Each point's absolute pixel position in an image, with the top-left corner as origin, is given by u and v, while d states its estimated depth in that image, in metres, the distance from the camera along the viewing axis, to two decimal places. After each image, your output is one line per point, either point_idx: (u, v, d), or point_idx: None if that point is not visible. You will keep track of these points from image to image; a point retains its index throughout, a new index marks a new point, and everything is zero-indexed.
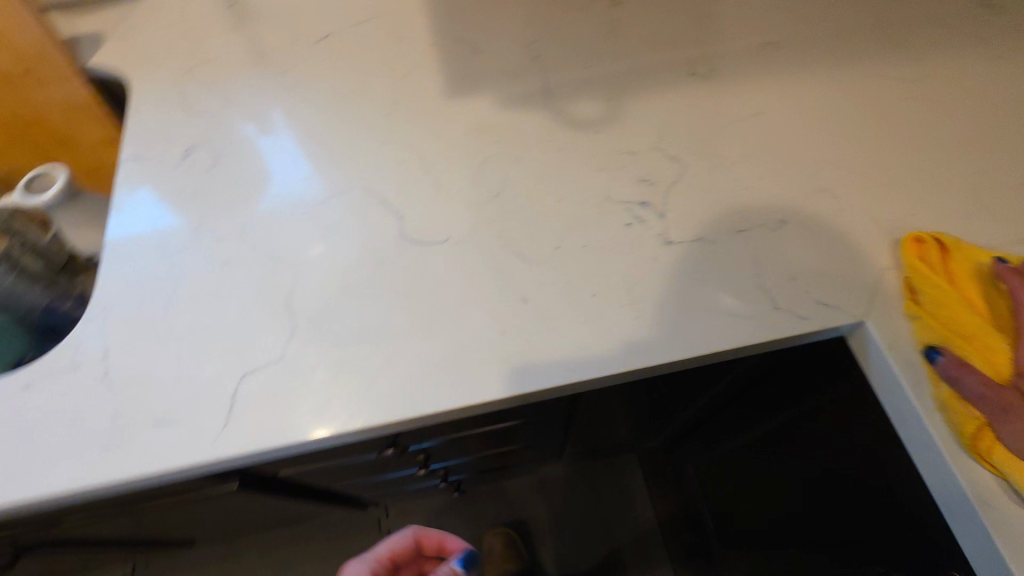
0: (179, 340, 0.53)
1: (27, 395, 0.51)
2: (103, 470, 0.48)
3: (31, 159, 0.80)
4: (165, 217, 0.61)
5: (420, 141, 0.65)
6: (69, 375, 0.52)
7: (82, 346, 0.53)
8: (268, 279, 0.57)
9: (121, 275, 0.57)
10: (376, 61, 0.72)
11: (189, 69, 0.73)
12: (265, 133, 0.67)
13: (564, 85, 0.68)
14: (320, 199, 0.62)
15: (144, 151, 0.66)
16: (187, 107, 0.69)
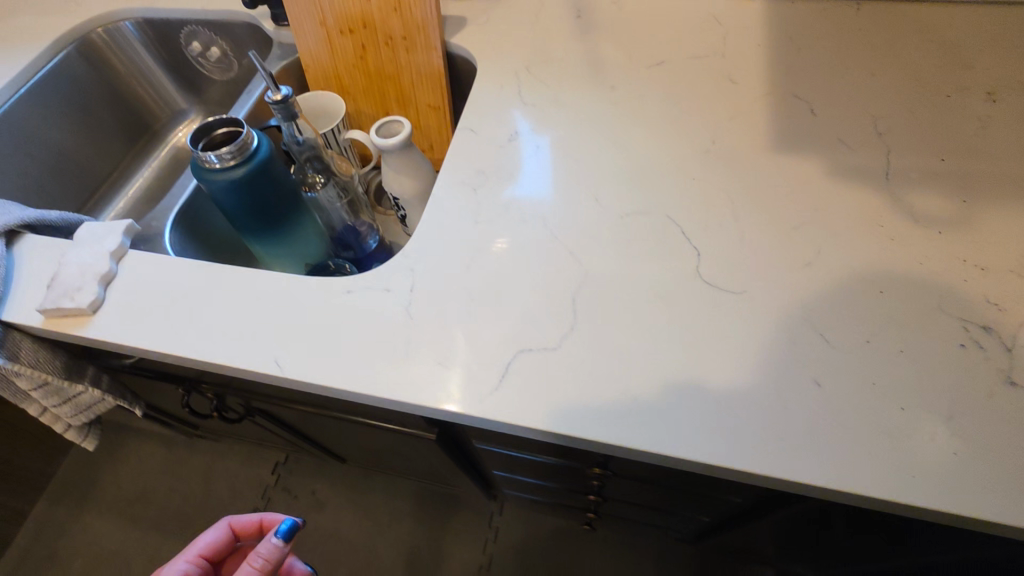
0: (473, 299, 0.59)
1: (347, 300, 0.60)
2: (389, 386, 0.54)
3: (373, 107, 0.95)
4: (482, 187, 0.68)
5: (733, 186, 0.63)
6: (381, 296, 0.60)
7: (395, 275, 0.61)
8: (559, 271, 0.59)
9: (437, 226, 0.65)
10: (703, 97, 0.72)
11: (529, 64, 0.80)
12: (582, 138, 0.71)
13: (908, 171, 0.62)
14: (621, 212, 0.63)
15: (478, 125, 0.74)
16: (520, 97, 0.77)
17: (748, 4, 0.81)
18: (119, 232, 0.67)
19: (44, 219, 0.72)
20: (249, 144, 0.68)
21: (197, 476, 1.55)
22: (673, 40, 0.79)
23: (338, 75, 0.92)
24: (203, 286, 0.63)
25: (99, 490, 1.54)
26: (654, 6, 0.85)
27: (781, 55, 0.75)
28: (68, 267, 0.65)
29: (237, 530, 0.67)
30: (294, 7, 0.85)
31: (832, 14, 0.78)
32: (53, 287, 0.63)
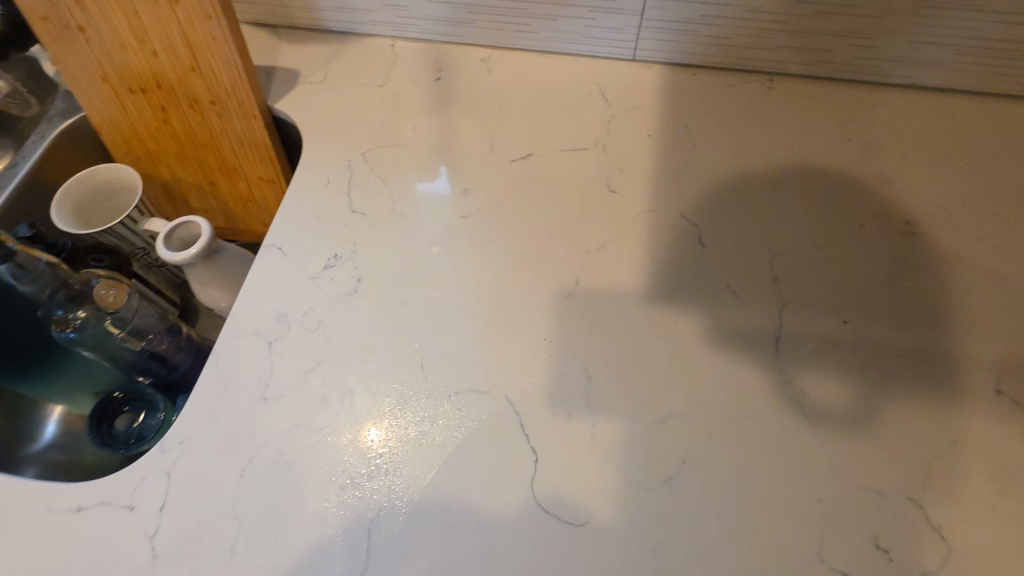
0: (240, 525, 0.45)
1: (73, 525, 0.46)
2: None
3: (194, 175, 0.76)
4: (280, 340, 0.53)
5: (592, 353, 0.50)
6: (119, 520, 0.46)
7: (143, 484, 0.47)
8: (359, 484, 0.46)
9: (211, 403, 0.50)
10: (573, 212, 0.58)
11: (367, 149, 0.63)
12: (419, 268, 0.56)
13: (803, 336, 0.50)
14: (450, 391, 0.50)
15: (289, 242, 0.58)
16: (350, 201, 0.60)
17: (643, 75, 0.67)
18: None
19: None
20: None
21: None
22: (547, 124, 0.64)
23: (141, 139, 0.73)
24: None
25: None
26: (532, 68, 0.69)
27: (670, 154, 0.61)
28: None
29: None
30: (62, 59, 0.65)
31: (739, 95, 0.64)
32: None
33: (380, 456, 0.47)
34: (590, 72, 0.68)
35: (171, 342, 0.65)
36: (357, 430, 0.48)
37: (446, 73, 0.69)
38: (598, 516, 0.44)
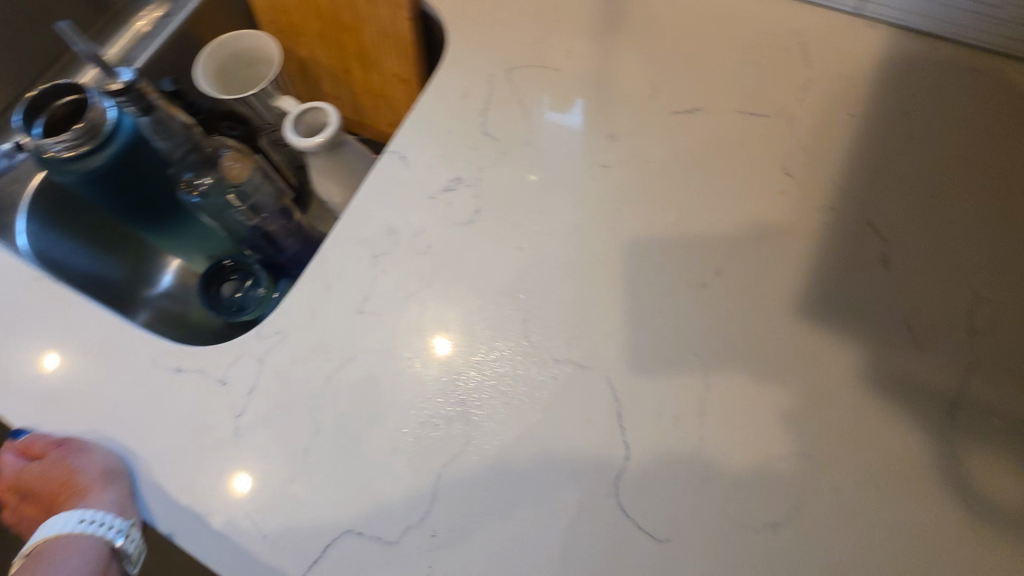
0: (317, 431, 0.45)
1: (171, 384, 0.48)
2: (189, 527, 0.43)
3: (330, 57, 0.73)
4: (387, 255, 0.50)
5: (716, 359, 0.44)
6: (211, 391, 0.47)
7: (237, 364, 0.48)
8: (437, 425, 0.44)
9: (309, 304, 0.49)
10: (732, 187, 0.49)
11: (514, 65, 0.56)
12: (542, 215, 0.50)
13: (985, 410, 0.40)
14: (546, 357, 0.45)
15: (414, 153, 0.54)
16: (484, 121, 0.54)
17: (861, 37, 0.53)
18: None
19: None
20: (101, 122, 0.52)
21: None
22: (729, 75, 0.53)
23: (287, 10, 0.70)
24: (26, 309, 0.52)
25: None
26: (723, 2, 0.57)
27: (873, 144, 0.49)
28: None
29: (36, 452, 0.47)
30: None
31: (985, 87, 0.50)
32: None
33: (463, 401, 0.45)
34: (793, 21, 0.55)
35: (280, 227, 0.65)
36: (478, 370, 0.45)
37: None
38: (682, 540, 0.39)
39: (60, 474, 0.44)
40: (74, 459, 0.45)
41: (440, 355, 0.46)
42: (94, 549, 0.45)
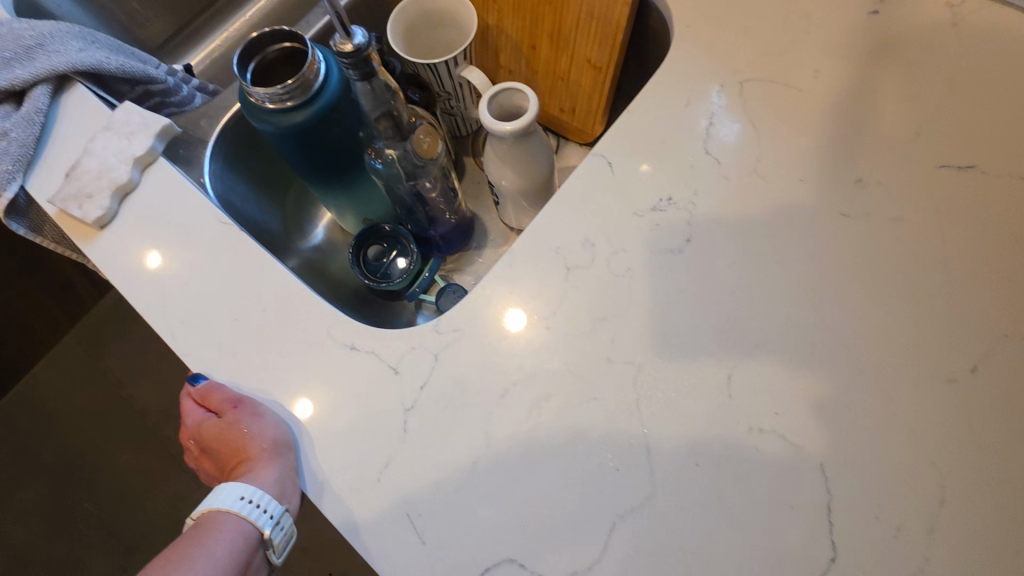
0: (486, 445, 0.43)
1: (344, 361, 0.47)
2: (349, 513, 0.43)
3: (519, 31, 0.69)
4: (581, 269, 0.46)
5: (955, 471, 0.38)
6: (383, 377, 0.46)
7: (412, 354, 0.46)
8: (616, 471, 0.41)
9: (492, 308, 0.46)
10: (1004, 270, 0.42)
11: (749, 79, 0.50)
12: (762, 259, 0.45)
13: None
14: (750, 423, 0.41)
15: (622, 161, 0.49)
16: (706, 137, 0.49)
17: None
18: (151, 134, 0.56)
19: (150, 81, 0.68)
20: (313, 79, 0.51)
21: (158, 365, 1.73)
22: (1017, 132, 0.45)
23: None
24: (211, 252, 0.53)
25: (131, 334, 1.77)
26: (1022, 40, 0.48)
27: None
28: (88, 156, 0.56)
29: (209, 404, 0.46)
30: None
31: None
32: (69, 178, 0.55)
33: (648, 449, 0.41)
34: None
35: (440, 188, 0.63)
36: (668, 418, 0.41)
37: (891, 6, 0.50)
38: None
39: (234, 435, 0.44)
40: (248, 423, 0.44)
41: (529, 340, 0.45)
42: (245, 537, 0.43)
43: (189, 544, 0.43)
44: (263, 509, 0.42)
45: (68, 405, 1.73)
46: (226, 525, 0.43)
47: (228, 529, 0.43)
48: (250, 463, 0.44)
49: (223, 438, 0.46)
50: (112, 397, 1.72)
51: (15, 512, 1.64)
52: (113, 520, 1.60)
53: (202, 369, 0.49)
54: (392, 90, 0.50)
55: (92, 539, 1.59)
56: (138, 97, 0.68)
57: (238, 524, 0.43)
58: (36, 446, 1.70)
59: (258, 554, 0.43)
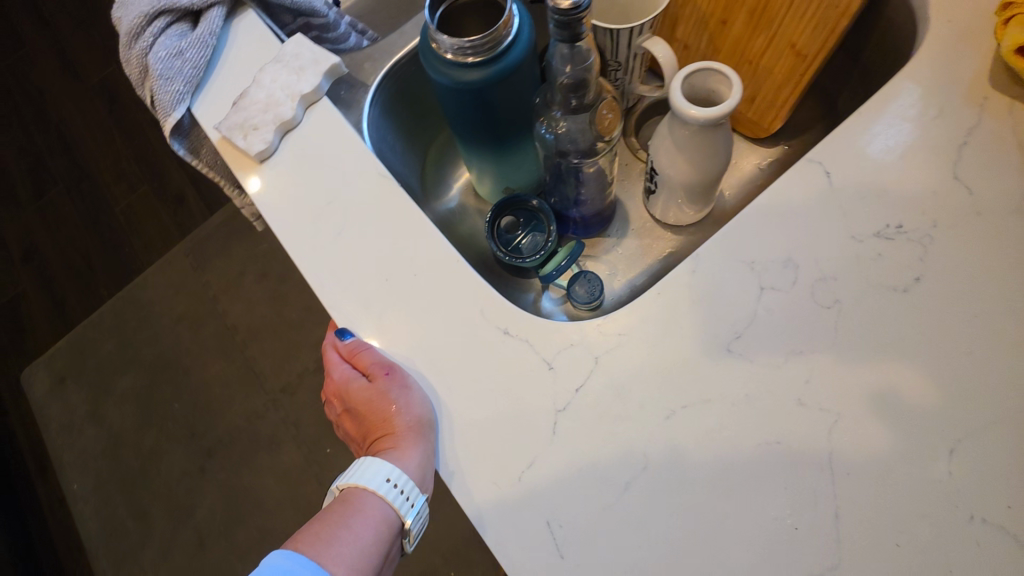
0: (643, 467, 0.39)
1: (496, 345, 0.44)
2: (483, 505, 0.40)
3: (711, 3, 0.61)
4: (779, 292, 0.41)
5: None
6: (536, 371, 0.42)
7: (570, 351, 0.42)
8: (794, 530, 0.36)
9: (667, 317, 0.42)
10: None
11: (1022, 94, 0.42)
12: (1013, 318, 0.37)
13: None
14: (971, 510, 0.35)
15: (844, 172, 0.42)
16: (955, 160, 0.41)
17: None
18: (320, 72, 0.54)
19: (311, 13, 0.62)
20: (503, 39, 0.47)
21: (251, 288, 1.82)
22: None
23: None
24: (368, 205, 0.51)
25: (232, 255, 1.86)
26: None
27: None
28: (257, 86, 0.55)
29: (360, 365, 0.45)
30: None
31: None
32: (236, 107, 0.55)
33: (837, 514, 0.36)
34: None
35: (601, 167, 0.57)
36: (865, 482, 0.36)
37: None
38: None
39: (383, 404, 0.43)
40: (396, 395, 0.43)
41: (705, 361, 0.40)
42: (386, 523, 0.43)
43: (331, 521, 0.43)
44: (408, 494, 0.43)
45: (170, 310, 1.85)
46: (370, 510, 0.43)
47: (373, 513, 0.43)
48: (392, 437, 0.43)
49: (370, 403, 0.45)
50: (208, 310, 1.83)
51: (115, 398, 1.80)
52: (195, 423, 1.72)
53: (347, 325, 0.47)
54: (591, 54, 0.45)
55: (177, 436, 1.72)
56: (298, 29, 0.64)
57: (382, 510, 0.43)
58: (139, 343, 1.84)
59: (395, 541, 0.43)
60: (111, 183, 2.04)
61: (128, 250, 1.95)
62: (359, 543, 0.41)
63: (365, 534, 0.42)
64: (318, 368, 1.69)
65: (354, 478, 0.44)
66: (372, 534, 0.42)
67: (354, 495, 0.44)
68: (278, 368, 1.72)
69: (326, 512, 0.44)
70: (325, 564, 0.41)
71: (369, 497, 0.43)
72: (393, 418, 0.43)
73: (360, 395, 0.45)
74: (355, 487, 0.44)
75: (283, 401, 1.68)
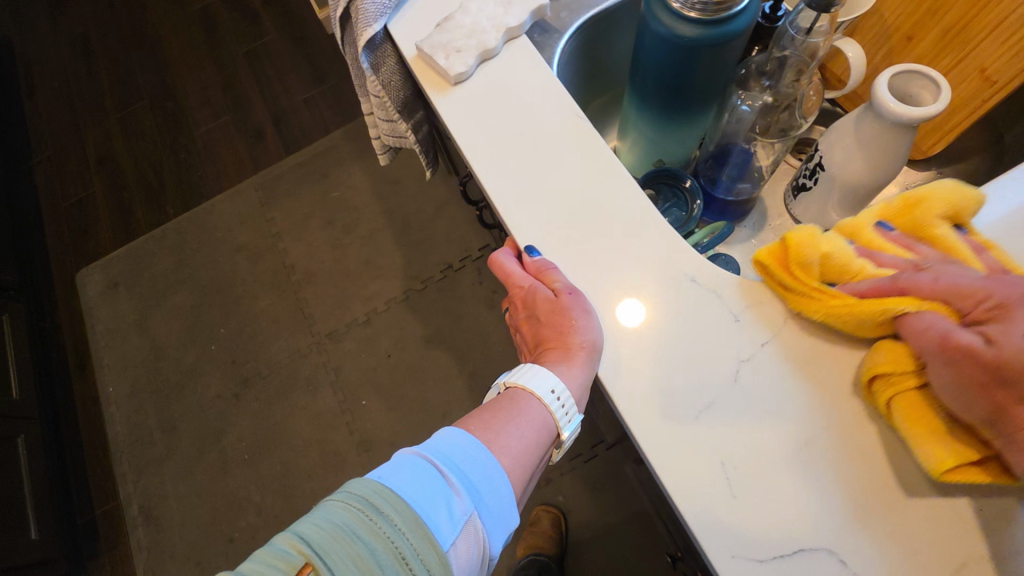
0: (826, 427, 0.40)
1: (683, 291, 0.45)
2: (656, 433, 0.41)
3: (900, 17, 0.62)
4: None
5: None
6: (722, 322, 0.44)
7: (761, 307, 0.44)
8: (978, 512, 0.37)
9: None
10: None
11: None
12: None
13: None
14: None
15: None
16: None
17: None
18: (528, 10, 0.56)
19: None
20: (734, 5, 0.48)
21: (315, 232, 1.85)
22: None
23: None
24: (563, 138, 0.52)
25: (302, 196, 1.90)
26: None
27: None
28: (463, 12, 0.57)
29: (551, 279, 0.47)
30: None
31: None
32: (440, 28, 0.57)
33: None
34: None
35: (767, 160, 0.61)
36: None
37: None
38: None
39: (563, 320, 0.45)
40: (576, 316, 0.45)
41: None
42: (546, 432, 0.45)
43: (499, 415, 0.45)
44: (568, 408, 0.46)
45: (232, 238, 1.89)
46: (538, 417, 0.45)
47: (540, 421, 0.45)
48: (565, 350, 0.45)
49: (548, 314, 0.46)
50: (269, 245, 1.86)
51: (164, 312, 1.83)
52: (237, 351, 1.75)
53: (532, 244, 0.49)
54: (824, 34, 0.49)
55: (218, 360, 1.75)
56: None
57: (546, 419, 0.46)
58: (196, 264, 1.88)
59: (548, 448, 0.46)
60: (196, 108, 2.09)
61: (201, 174, 1.99)
62: (525, 442, 0.44)
63: (529, 439, 0.44)
64: (367, 321, 1.71)
65: (521, 380, 0.46)
66: (534, 438, 0.45)
67: (522, 397, 0.46)
68: (327, 314, 1.74)
69: (492, 406, 0.46)
70: (493, 451, 0.43)
71: (534, 401, 0.46)
72: (569, 333, 0.45)
73: (543, 303, 0.47)
74: (521, 390, 0.46)
75: (327, 345, 1.70)
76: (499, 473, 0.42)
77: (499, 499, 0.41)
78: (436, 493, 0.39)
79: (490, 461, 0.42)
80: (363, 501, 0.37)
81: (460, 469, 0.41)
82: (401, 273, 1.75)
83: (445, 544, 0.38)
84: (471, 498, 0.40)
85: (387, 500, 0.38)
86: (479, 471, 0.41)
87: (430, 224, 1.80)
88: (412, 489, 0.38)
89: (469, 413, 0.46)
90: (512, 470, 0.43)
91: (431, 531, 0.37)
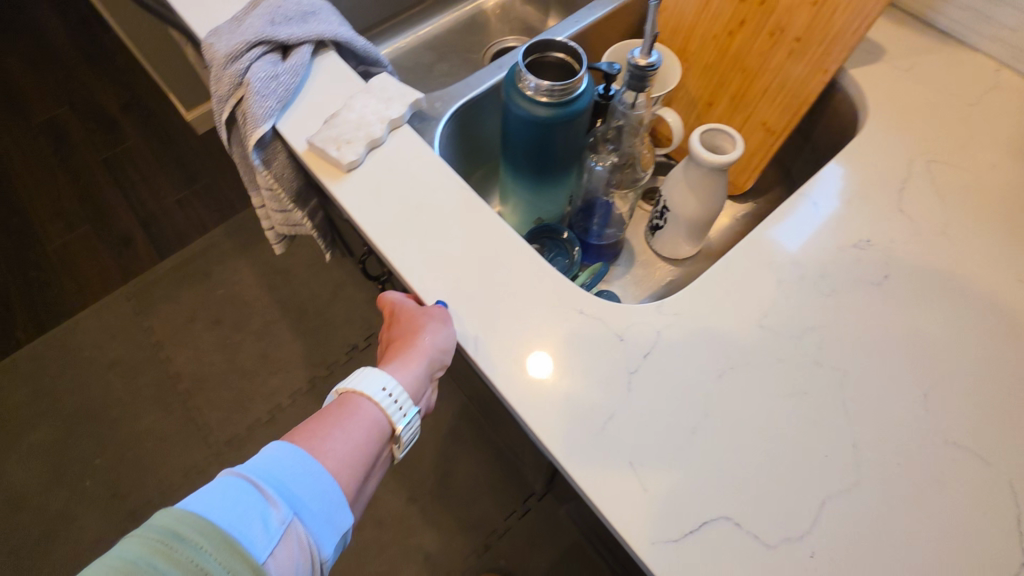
0: (706, 413, 0.48)
1: (574, 321, 0.53)
2: (570, 441, 0.47)
3: (700, 89, 0.79)
4: (790, 283, 0.54)
5: None
6: (610, 342, 0.51)
7: (639, 325, 0.52)
8: (826, 457, 0.46)
9: (711, 300, 0.53)
10: None
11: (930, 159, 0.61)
12: (949, 305, 0.53)
13: None
14: (944, 436, 0.47)
15: (827, 202, 0.59)
16: (899, 200, 0.59)
17: None
18: (406, 103, 0.64)
19: (374, 64, 0.76)
20: (575, 91, 0.59)
21: (201, 335, 1.74)
22: None
23: (688, 38, 0.78)
24: (450, 207, 0.59)
25: (183, 300, 1.79)
26: None
27: None
28: (348, 109, 0.64)
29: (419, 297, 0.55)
30: None
31: None
32: (328, 124, 0.63)
33: (855, 444, 0.47)
34: None
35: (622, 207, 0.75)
36: (868, 420, 0.48)
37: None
38: None
39: (414, 324, 0.53)
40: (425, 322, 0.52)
41: (741, 329, 0.52)
42: (377, 429, 0.52)
43: (329, 421, 0.51)
44: (400, 403, 0.52)
45: (102, 356, 1.71)
46: (370, 415, 0.52)
47: (371, 419, 0.52)
48: (412, 350, 0.52)
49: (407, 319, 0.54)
50: (149, 357, 1.71)
51: (18, 454, 1.58)
52: (118, 482, 1.55)
53: (443, 299, 0.54)
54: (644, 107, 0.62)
55: (94, 497, 1.53)
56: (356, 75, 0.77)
57: (377, 417, 0.52)
58: (57, 391, 1.66)
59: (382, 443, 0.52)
60: (46, 222, 1.92)
61: (57, 291, 1.81)
62: (354, 442, 0.50)
63: (359, 437, 0.50)
64: (271, 419, 1.61)
65: (355, 384, 0.53)
66: (363, 436, 0.51)
67: (353, 399, 0.52)
68: (224, 420, 1.61)
69: (324, 414, 0.51)
70: (316, 456, 0.48)
71: (367, 402, 0.52)
72: (416, 336, 0.52)
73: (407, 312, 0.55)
74: (352, 394, 0.53)
75: (227, 454, 1.57)
76: (321, 475, 0.47)
77: (319, 500, 0.46)
78: (252, 509, 0.43)
79: (311, 465, 0.47)
80: (161, 533, 0.39)
81: (276, 482, 0.45)
82: (303, 362, 1.69)
83: (262, 556, 0.41)
84: (289, 506, 0.45)
85: (190, 525, 0.40)
86: (300, 478, 0.46)
87: (328, 308, 1.78)
88: (227, 507, 0.42)
89: (300, 425, 0.51)
90: (337, 470, 0.48)
91: (244, 547, 0.41)
